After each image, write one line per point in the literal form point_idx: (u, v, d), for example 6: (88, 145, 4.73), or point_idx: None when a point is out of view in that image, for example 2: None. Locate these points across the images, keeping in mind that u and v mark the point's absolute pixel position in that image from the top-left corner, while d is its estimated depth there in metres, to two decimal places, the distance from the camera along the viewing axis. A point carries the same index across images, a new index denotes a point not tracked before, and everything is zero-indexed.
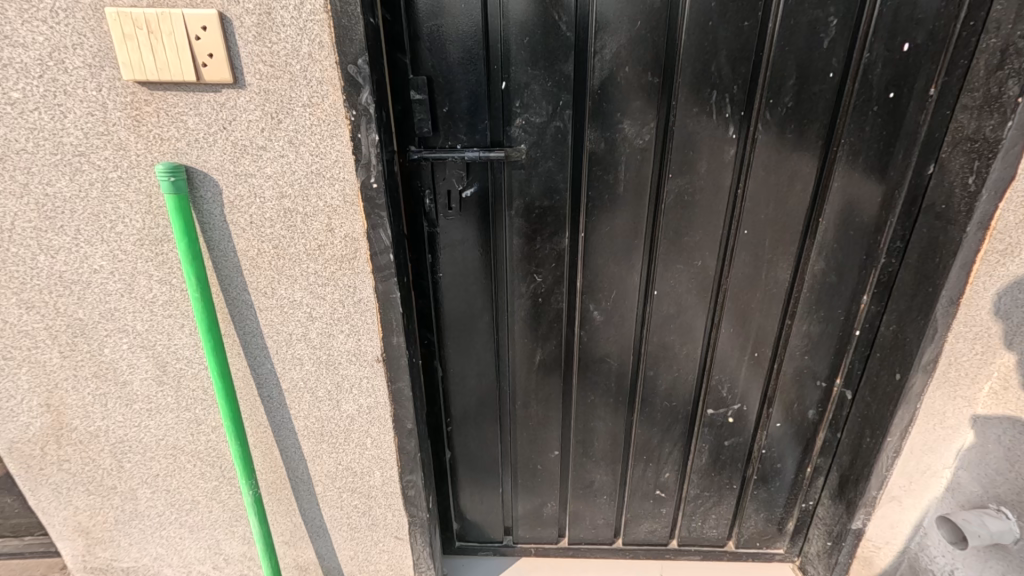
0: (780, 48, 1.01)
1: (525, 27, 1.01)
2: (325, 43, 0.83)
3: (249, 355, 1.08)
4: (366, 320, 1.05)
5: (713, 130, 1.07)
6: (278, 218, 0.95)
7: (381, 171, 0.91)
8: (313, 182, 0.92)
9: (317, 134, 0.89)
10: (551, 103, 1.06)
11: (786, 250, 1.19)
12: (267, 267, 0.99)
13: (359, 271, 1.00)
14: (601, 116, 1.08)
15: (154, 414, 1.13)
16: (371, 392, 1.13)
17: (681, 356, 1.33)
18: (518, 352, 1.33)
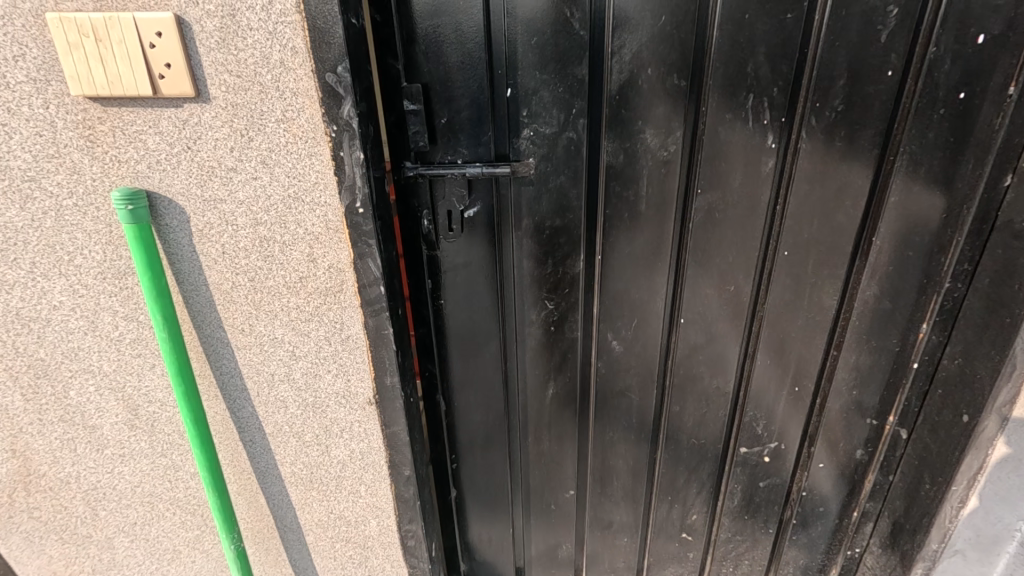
0: (829, 44, 0.87)
1: (532, 26, 0.89)
2: (299, 49, 0.71)
3: (227, 398, 0.96)
4: (355, 359, 0.93)
5: (749, 138, 0.94)
6: (252, 247, 0.84)
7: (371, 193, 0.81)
8: (290, 208, 0.81)
9: (294, 153, 0.77)
10: (563, 111, 0.94)
11: (832, 273, 1.04)
12: (243, 302, 0.88)
13: (346, 306, 0.88)
14: (620, 125, 0.94)
15: (127, 460, 1.03)
16: (363, 437, 1.01)
17: (710, 389, 1.19)
18: (529, 386, 1.21)
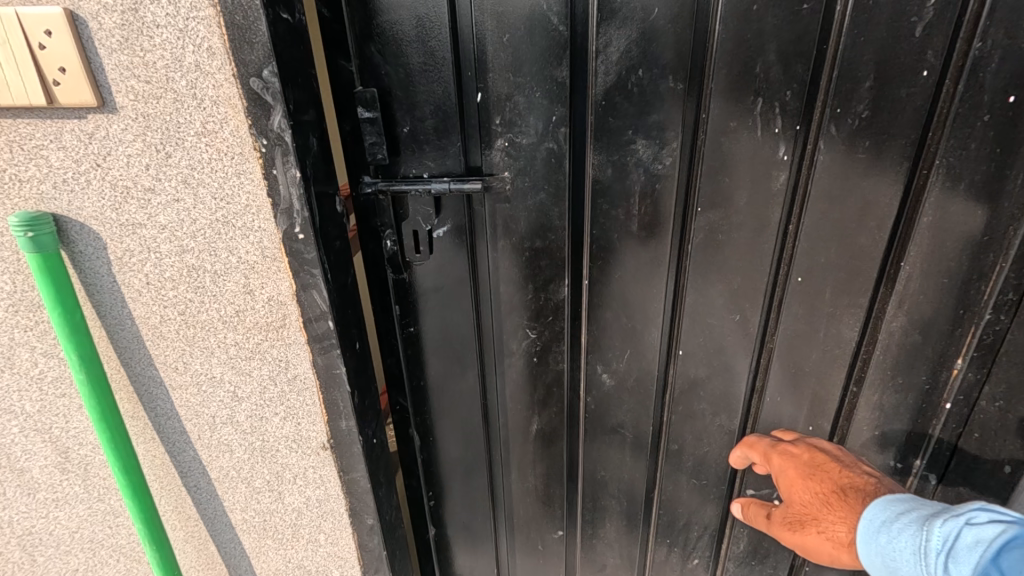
0: (852, 39, 0.73)
1: (503, 21, 0.77)
2: (216, 50, 0.60)
3: (165, 441, 0.86)
4: (305, 400, 0.83)
5: (756, 150, 0.81)
6: (180, 277, 0.73)
7: (315, 216, 0.70)
8: (220, 234, 0.70)
9: (219, 171, 0.67)
10: (541, 119, 0.82)
11: (853, 302, 0.91)
12: (175, 338, 0.77)
13: (290, 342, 0.78)
14: (607, 134, 0.82)
15: (62, 505, 0.93)
16: (319, 483, 0.91)
17: (713, 428, 1.06)
18: (511, 420, 1.09)
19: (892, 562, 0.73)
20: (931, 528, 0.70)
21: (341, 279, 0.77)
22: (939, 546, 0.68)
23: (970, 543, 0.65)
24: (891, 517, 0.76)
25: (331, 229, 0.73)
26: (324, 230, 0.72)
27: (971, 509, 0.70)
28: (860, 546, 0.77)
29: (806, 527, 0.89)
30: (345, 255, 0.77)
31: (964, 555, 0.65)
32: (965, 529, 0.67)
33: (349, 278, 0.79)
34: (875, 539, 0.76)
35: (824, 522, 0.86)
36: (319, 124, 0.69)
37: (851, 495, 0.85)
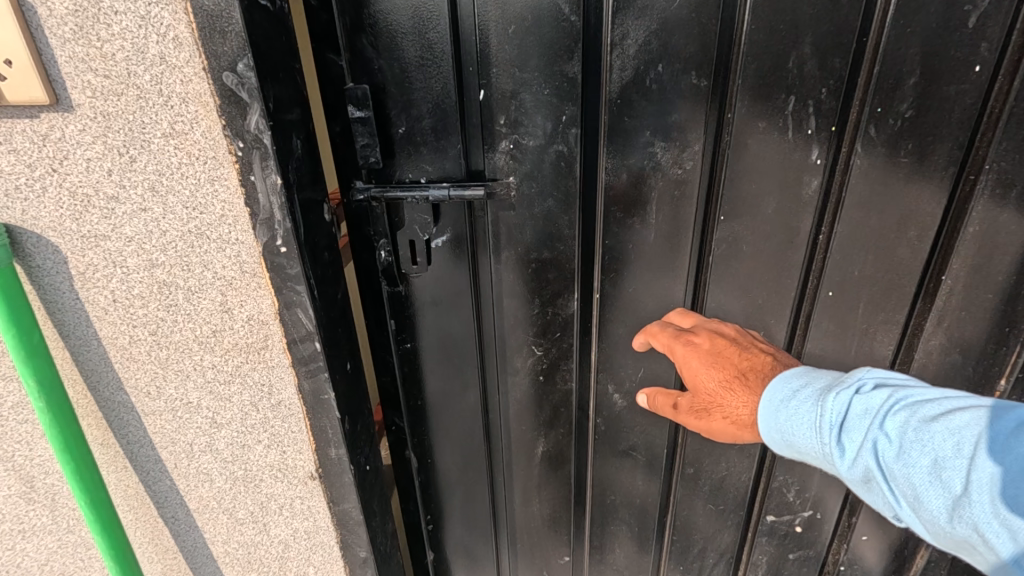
0: (898, 30, 0.65)
1: (508, 10, 0.69)
2: (184, 40, 0.53)
3: (138, 470, 0.79)
4: (291, 427, 0.75)
5: (786, 153, 0.73)
6: (150, 294, 0.66)
7: (300, 227, 0.63)
8: (193, 246, 0.63)
9: (191, 177, 0.59)
10: (550, 119, 0.74)
11: (888, 319, 0.83)
12: (146, 361, 0.70)
13: (273, 365, 0.70)
14: (622, 135, 0.75)
15: (29, 537, 0.86)
16: (308, 515, 0.83)
17: (731, 450, 0.99)
18: (515, 442, 1.02)
19: (792, 434, 0.68)
20: (833, 399, 0.66)
21: (329, 296, 0.70)
22: (835, 419, 0.65)
23: (863, 415, 0.64)
24: (791, 392, 0.70)
25: (317, 241, 0.66)
26: (309, 242, 0.65)
27: (861, 378, 0.67)
28: (760, 422, 0.71)
29: (711, 410, 0.76)
30: (334, 268, 0.70)
31: (857, 424, 0.64)
32: (859, 399, 0.65)
33: (338, 293, 0.72)
34: (775, 418, 0.70)
35: (731, 401, 0.75)
36: (303, 125, 0.62)
37: (751, 377, 0.74)
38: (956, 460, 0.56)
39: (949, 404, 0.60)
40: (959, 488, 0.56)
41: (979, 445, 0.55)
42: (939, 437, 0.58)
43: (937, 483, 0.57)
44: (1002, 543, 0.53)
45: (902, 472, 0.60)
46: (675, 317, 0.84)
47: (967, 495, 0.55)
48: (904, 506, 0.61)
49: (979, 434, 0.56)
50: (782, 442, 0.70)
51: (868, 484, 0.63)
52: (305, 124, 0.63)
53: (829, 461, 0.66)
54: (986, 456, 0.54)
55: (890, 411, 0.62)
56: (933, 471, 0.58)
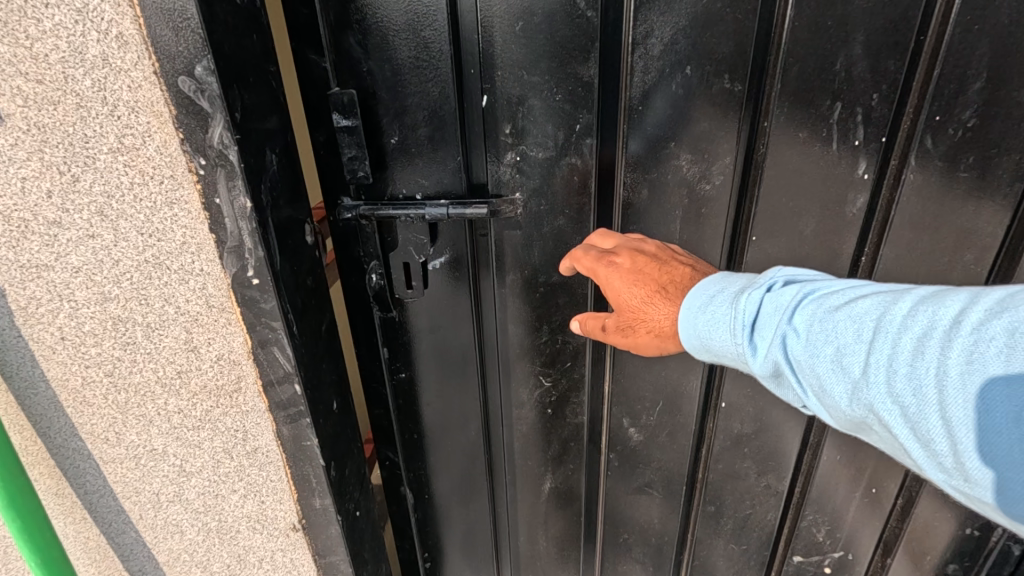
0: (963, 26, 0.57)
1: (515, 4, 0.60)
2: (130, 39, 0.44)
3: (99, 522, 0.70)
4: (269, 476, 0.67)
5: (829, 166, 0.65)
6: (104, 331, 0.57)
7: (275, 257, 0.54)
8: (150, 278, 0.54)
9: (145, 199, 0.50)
10: (562, 128, 0.66)
11: None
12: (103, 404, 0.61)
13: (248, 409, 0.62)
14: (643, 146, 0.66)
15: None
16: (290, 568, 0.75)
17: (756, 488, 0.90)
18: (520, 477, 0.93)
19: (710, 334, 0.58)
20: (743, 296, 0.56)
21: (310, 330, 0.61)
22: (749, 317, 0.55)
23: (774, 310, 0.54)
24: (712, 293, 0.59)
25: (297, 271, 0.57)
26: (288, 272, 0.56)
27: (773, 276, 0.57)
28: (680, 329, 0.60)
29: (636, 328, 0.65)
30: (317, 299, 0.62)
31: (768, 320, 0.54)
32: (769, 297, 0.55)
33: (323, 326, 0.63)
34: (694, 324, 0.59)
35: (658, 314, 0.64)
36: (279, 139, 0.53)
37: (673, 289, 0.63)
38: (858, 345, 0.47)
39: (861, 290, 0.51)
40: (860, 372, 0.46)
41: (884, 326, 0.46)
42: (843, 325, 0.48)
43: (844, 372, 0.47)
44: (898, 424, 0.44)
45: (807, 364, 0.50)
46: (596, 237, 0.69)
47: (866, 380, 0.46)
48: (811, 399, 0.51)
49: (885, 316, 0.47)
50: (697, 342, 0.59)
51: (778, 381, 0.54)
52: (282, 137, 0.54)
53: (738, 360, 0.57)
54: (890, 335, 0.45)
55: (799, 305, 0.52)
56: (834, 358, 0.48)
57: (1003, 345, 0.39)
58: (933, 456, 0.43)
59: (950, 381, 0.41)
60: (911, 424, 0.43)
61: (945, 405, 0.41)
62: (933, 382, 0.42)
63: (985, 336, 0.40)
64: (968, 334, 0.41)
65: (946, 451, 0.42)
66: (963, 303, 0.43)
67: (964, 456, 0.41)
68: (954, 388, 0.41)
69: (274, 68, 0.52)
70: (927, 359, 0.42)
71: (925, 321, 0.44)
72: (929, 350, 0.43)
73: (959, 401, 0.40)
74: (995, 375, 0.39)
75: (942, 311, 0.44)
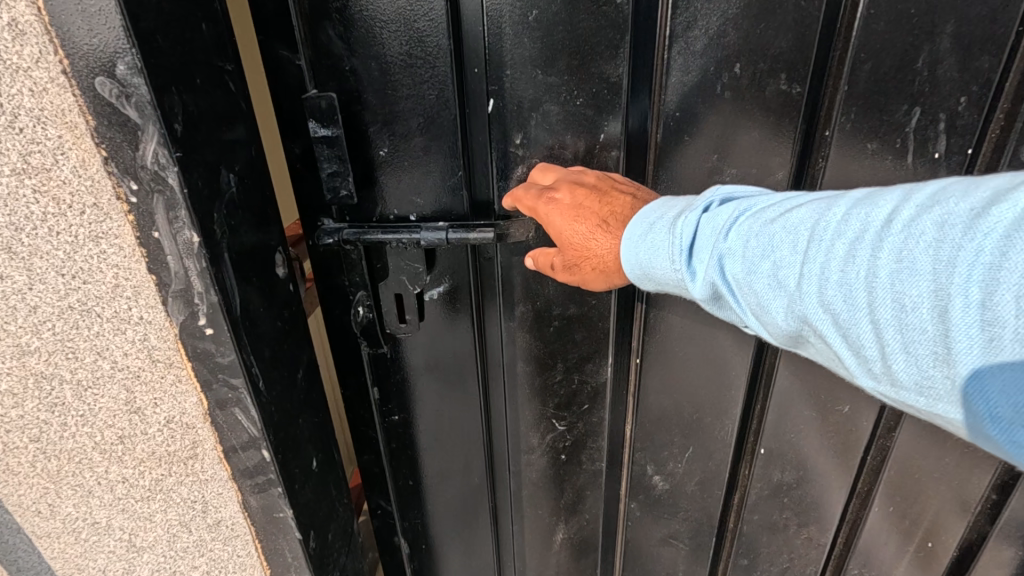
0: None
1: None
2: (33, 27, 0.34)
3: None
4: (236, 551, 0.56)
5: (901, 183, 0.54)
6: (23, 391, 0.46)
7: (235, 300, 0.43)
8: (77, 328, 0.43)
9: (62, 232, 0.40)
10: (583, 138, 0.55)
11: None
12: (30, 474, 0.51)
13: (208, 478, 0.51)
14: (680, 160, 0.55)
15: None
16: None
17: (796, 540, 0.80)
18: (528, 527, 0.83)
19: (647, 263, 0.48)
20: (679, 219, 0.46)
21: (281, 381, 0.49)
22: (686, 240, 0.45)
23: (707, 224, 0.45)
24: (651, 218, 0.47)
25: (267, 313, 0.46)
26: (252, 315, 0.45)
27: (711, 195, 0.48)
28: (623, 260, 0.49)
29: (580, 266, 0.54)
30: (294, 342, 0.50)
31: (704, 241, 0.44)
32: (704, 218, 0.45)
33: (299, 372, 0.51)
34: (636, 255, 0.48)
35: (604, 247, 0.53)
36: (240, 153, 0.43)
37: (615, 222, 0.51)
38: (793, 257, 0.39)
39: (795, 197, 0.43)
40: (794, 285, 0.39)
41: (820, 232, 0.39)
42: (778, 236, 0.41)
43: (778, 288, 0.40)
44: (832, 335, 0.38)
45: (743, 283, 0.42)
46: (534, 172, 0.56)
47: (799, 291, 0.39)
48: (747, 321, 0.44)
49: (819, 223, 0.39)
50: (634, 271, 0.49)
51: (715, 307, 0.45)
52: (244, 151, 0.43)
53: (671, 287, 0.48)
54: (825, 241, 0.38)
55: (734, 221, 0.44)
56: (770, 274, 0.40)
57: (933, 240, 0.33)
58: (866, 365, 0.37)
59: (880, 282, 0.35)
60: (843, 333, 0.37)
61: (875, 310, 0.35)
62: (865, 287, 0.36)
63: (916, 232, 0.34)
64: (899, 232, 0.35)
65: (877, 357, 0.36)
66: (896, 200, 0.37)
67: (892, 361, 0.35)
68: (884, 289, 0.35)
69: (232, 66, 0.41)
70: (859, 264, 0.36)
71: (858, 222, 0.37)
72: (861, 254, 0.36)
73: (889, 303, 0.35)
74: (926, 272, 0.33)
75: (875, 210, 0.37)
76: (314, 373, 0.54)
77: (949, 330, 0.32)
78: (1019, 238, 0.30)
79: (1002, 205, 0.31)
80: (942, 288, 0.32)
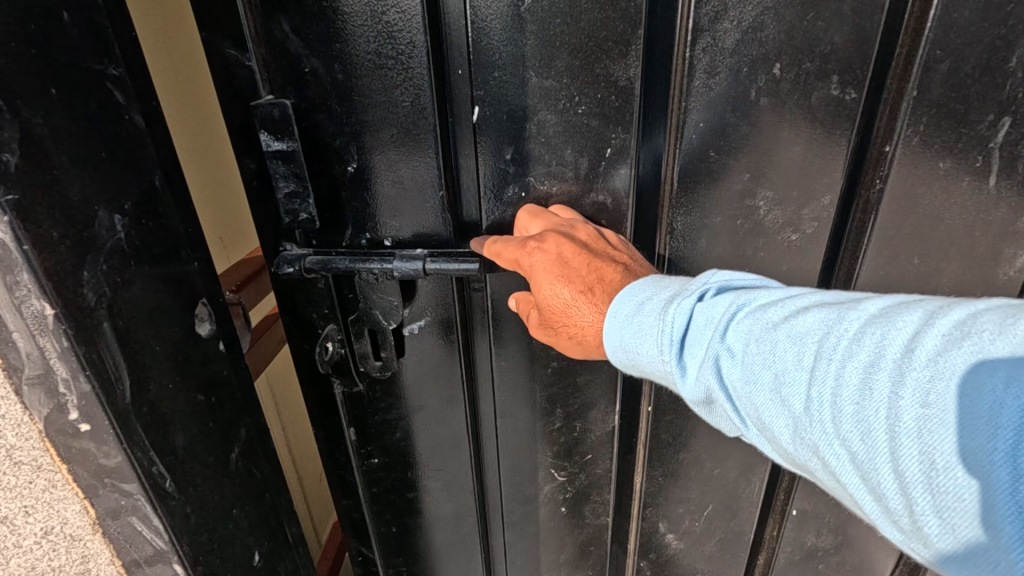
0: None
1: None
2: None
3: None
4: None
5: (975, 213, 0.45)
6: None
7: (122, 383, 0.33)
8: None
9: None
10: (586, 155, 0.46)
11: None
12: None
13: None
14: (703, 181, 0.45)
15: None
16: None
17: None
18: None
19: (631, 345, 0.42)
20: (669, 305, 0.40)
21: (203, 471, 0.39)
22: (678, 331, 0.40)
23: (702, 318, 0.39)
24: (635, 295, 0.42)
25: (177, 389, 0.37)
26: (152, 398, 0.35)
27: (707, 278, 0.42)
28: (605, 338, 0.43)
29: (557, 330, 0.46)
30: (224, 417, 0.42)
31: (696, 335, 0.39)
32: (698, 306, 0.40)
33: (233, 451, 0.42)
34: (622, 335, 0.42)
35: (587, 319, 0.46)
36: (131, 183, 0.35)
37: (602, 294, 0.45)
38: (799, 373, 0.35)
39: (799, 295, 0.38)
40: (802, 407, 0.34)
41: (831, 350, 0.34)
42: (781, 345, 0.36)
43: (783, 409, 0.35)
44: (846, 473, 0.33)
45: (741, 394, 0.37)
46: (522, 215, 0.48)
47: (808, 418, 0.34)
48: (746, 432, 0.39)
49: (829, 336, 0.34)
50: (617, 355, 0.43)
51: (706, 411, 0.40)
52: (138, 180, 0.35)
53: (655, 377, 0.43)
54: (836, 362, 0.33)
55: (731, 317, 0.38)
56: (774, 389, 0.35)
57: (967, 386, 0.29)
58: (886, 514, 0.32)
59: (903, 427, 0.30)
60: (861, 475, 0.32)
61: (898, 457, 0.30)
62: (886, 428, 0.31)
63: (944, 371, 0.29)
64: (924, 365, 0.30)
65: (901, 511, 0.31)
66: (920, 322, 0.32)
67: (920, 520, 0.30)
68: (908, 437, 0.30)
69: (116, 70, 0.34)
70: (879, 399, 0.31)
71: (873, 343, 0.32)
72: (881, 386, 0.31)
73: (914, 455, 0.30)
74: (962, 426, 0.28)
75: (895, 332, 0.32)
76: (254, 449, 0.45)
77: (991, 502, 0.27)
78: None
79: None
80: (981, 449, 0.28)
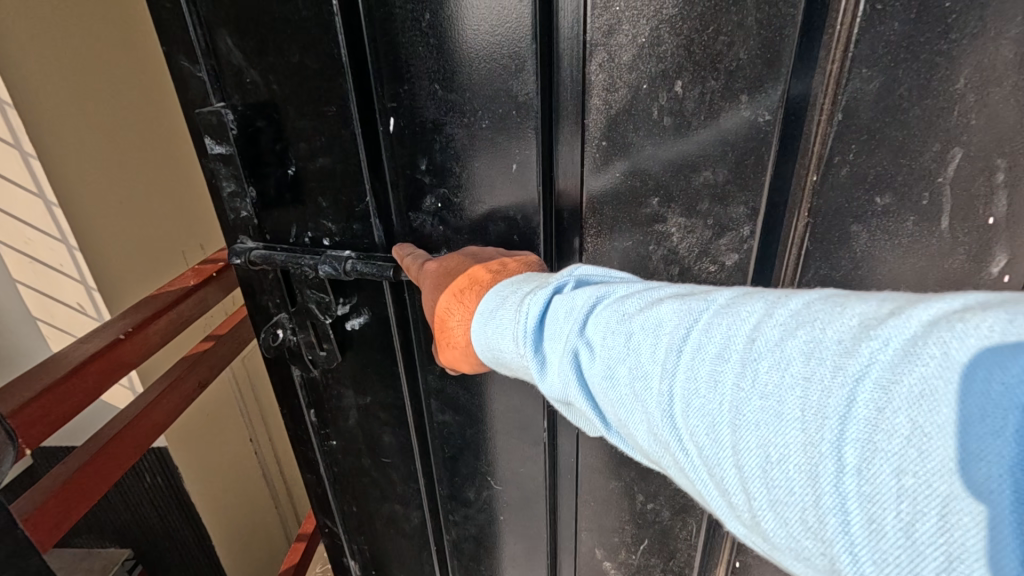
0: None
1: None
2: None
3: None
4: None
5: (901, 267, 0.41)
6: None
7: None
8: None
9: None
10: (493, 170, 0.45)
11: None
12: None
13: None
14: (607, 204, 0.44)
15: None
16: None
17: None
18: None
19: (495, 342, 0.40)
20: (527, 298, 0.38)
21: None
22: (535, 321, 0.37)
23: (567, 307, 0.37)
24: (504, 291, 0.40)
25: None
26: None
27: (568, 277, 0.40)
28: (472, 338, 0.41)
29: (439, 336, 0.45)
30: None
31: (557, 325, 0.37)
32: (557, 297, 0.38)
33: None
34: (489, 330, 0.40)
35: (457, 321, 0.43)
36: None
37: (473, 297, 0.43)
38: (652, 366, 0.32)
39: (656, 288, 0.36)
40: (653, 402, 0.31)
41: (679, 342, 0.31)
42: (636, 336, 0.33)
43: (635, 401, 0.32)
44: (693, 469, 0.30)
45: (600, 386, 0.34)
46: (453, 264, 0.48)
47: (659, 413, 0.31)
48: (606, 426, 0.36)
49: (680, 327, 0.32)
50: (483, 352, 0.41)
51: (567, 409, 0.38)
52: None
53: (521, 373, 0.40)
54: (683, 354, 0.31)
55: (590, 309, 0.36)
56: (629, 380, 0.33)
57: (799, 376, 0.26)
58: (731, 510, 0.29)
59: (744, 421, 0.27)
60: (706, 471, 0.29)
61: (739, 452, 0.28)
62: (728, 419, 0.28)
63: (780, 361, 0.27)
64: (763, 355, 0.28)
65: (744, 508, 0.28)
66: (761, 309, 0.30)
67: (759, 518, 0.27)
68: (748, 428, 0.27)
69: None
70: (722, 390, 0.28)
71: (719, 334, 0.30)
72: (724, 378, 0.28)
73: (754, 449, 0.27)
74: (794, 418, 0.26)
75: (738, 321, 0.30)
76: None
77: (818, 494, 0.25)
78: (898, 388, 0.23)
79: (871, 341, 0.25)
80: (813, 441, 0.25)
